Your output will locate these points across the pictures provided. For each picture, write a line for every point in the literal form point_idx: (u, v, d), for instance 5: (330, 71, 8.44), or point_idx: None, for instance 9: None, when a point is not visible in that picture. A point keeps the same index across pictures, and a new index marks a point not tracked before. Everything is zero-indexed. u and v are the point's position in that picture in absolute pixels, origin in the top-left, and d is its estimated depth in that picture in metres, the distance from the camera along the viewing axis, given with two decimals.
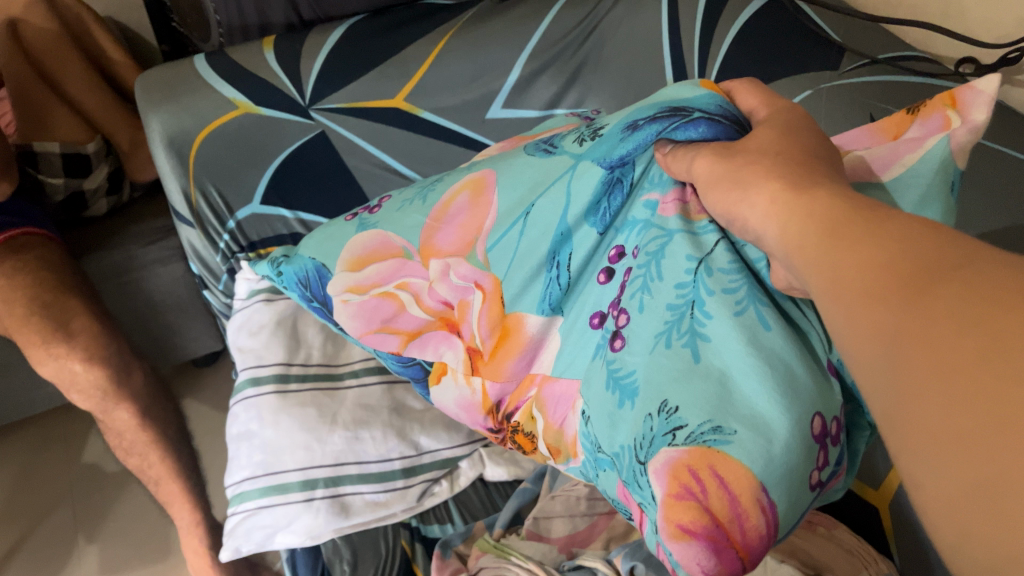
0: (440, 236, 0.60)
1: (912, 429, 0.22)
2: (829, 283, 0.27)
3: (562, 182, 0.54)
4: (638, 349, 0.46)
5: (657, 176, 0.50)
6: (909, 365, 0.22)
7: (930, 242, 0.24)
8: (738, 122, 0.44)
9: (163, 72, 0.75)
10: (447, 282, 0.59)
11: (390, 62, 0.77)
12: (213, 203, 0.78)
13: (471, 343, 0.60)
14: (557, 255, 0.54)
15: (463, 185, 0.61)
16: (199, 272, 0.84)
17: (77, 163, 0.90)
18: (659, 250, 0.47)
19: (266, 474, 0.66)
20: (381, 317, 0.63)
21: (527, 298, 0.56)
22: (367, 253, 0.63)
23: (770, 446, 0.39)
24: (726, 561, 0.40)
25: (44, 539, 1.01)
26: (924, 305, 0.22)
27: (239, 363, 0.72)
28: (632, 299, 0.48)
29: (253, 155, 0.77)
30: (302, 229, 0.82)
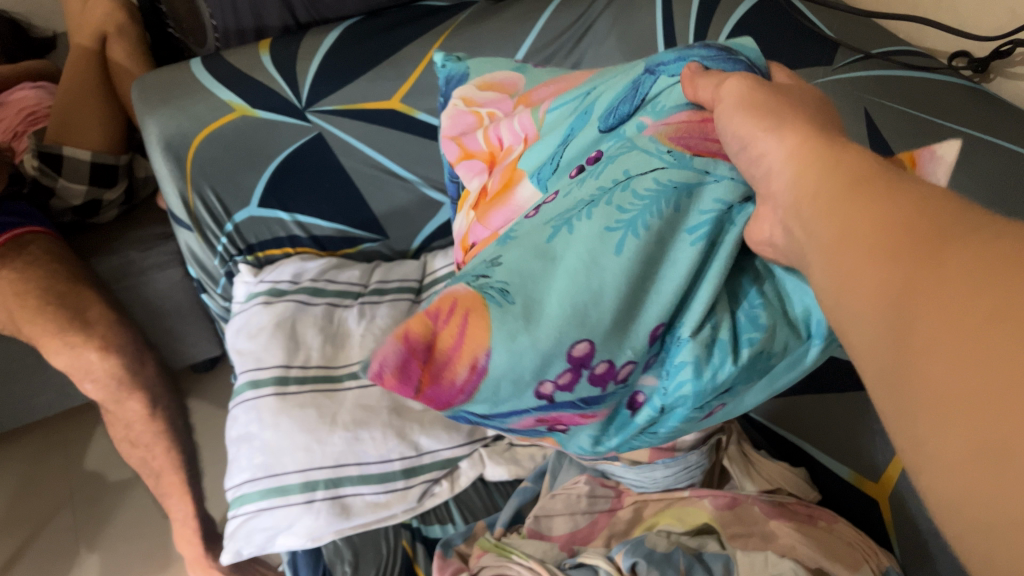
0: (545, 89, 0.58)
1: (915, 393, 0.22)
2: (837, 236, 0.27)
3: (623, 75, 0.51)
4: (540, 218, 0.42)
5: (659, 104, 0.45)
6: (918, 328, 0.22)
7: (944, 207, 0.24)
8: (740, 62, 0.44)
9: (161, 75, 0.75)
10: (509, 128, 0.58)
11: (386, 63, 0.77)
12: (212, 207, 0.78)
13: (485, 185, 0.57)
14: (570, 134, 0.51)
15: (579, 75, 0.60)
16: (197, 276, 0.84)
17: (103, 176, 0.93)
18: (616, 158, 0.42)
19: (266, 476, 0.66)
20: (457, 130, 0.63)
21: (536, 156, 0.52)
22: (496, 81, 0.63)
23: (524, 337, 0.35)
24: (407, 375, 0.33)
25: (47, 545, 1.01)
26: (936, 262, 0.22)
27: (238, 366, 0.73)
28: (572, 184, 0.43)
29: (250, 157, 0.77)
30: (299, 232, 0.84)
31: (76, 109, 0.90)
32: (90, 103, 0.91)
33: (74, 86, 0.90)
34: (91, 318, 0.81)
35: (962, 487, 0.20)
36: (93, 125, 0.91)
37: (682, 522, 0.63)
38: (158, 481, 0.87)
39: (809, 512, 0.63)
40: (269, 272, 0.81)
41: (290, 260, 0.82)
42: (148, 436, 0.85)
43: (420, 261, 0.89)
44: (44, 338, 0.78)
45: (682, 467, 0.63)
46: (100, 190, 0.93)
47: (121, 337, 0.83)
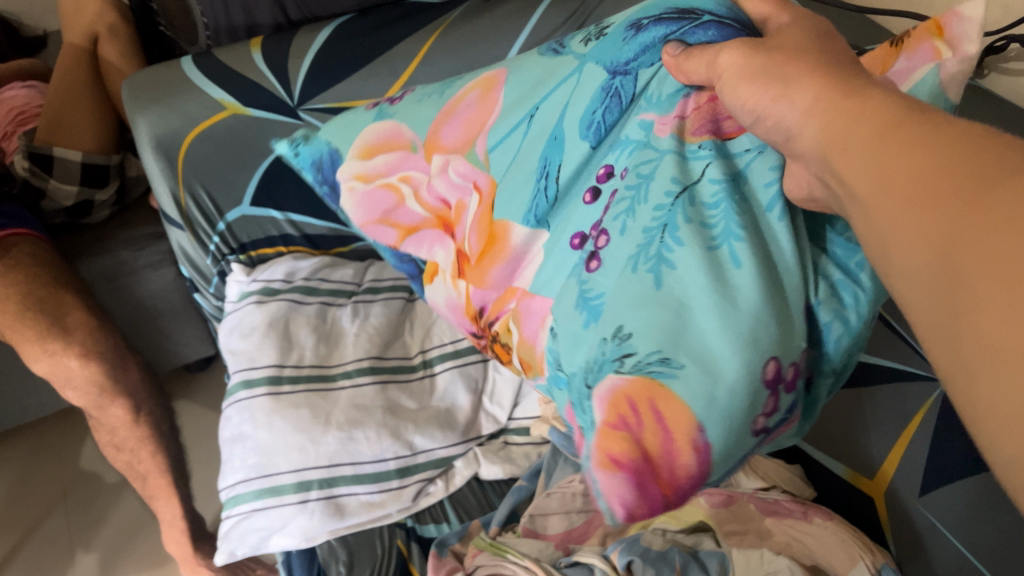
0: (446, 126, 0.56)
1: (973, 344, 0.22)
2: (875, 183, 0.26)
3: (567, 83, 0.50)
4: (610, 271, 0.42)
5: (655, 95, 0.45)
6: (968, 279, 0.22)
7: (987, 146, 0.24)
8: (688, 19, 0.43)
9: (152, 73, 0.74)
10: (448, 183, 0.56)
11: (377, 61, 0.76)
12: (203, 206, 0.78)
13: (461, 247, 0.57)
14: (547, 164, 0.50)
15: (474, 83, 0.56)
16: (189, 275, 0.84)
17: (94, 176, 0.92)
18: (649, 172, 0.43)
19: (260, 476, 0.66)
20: (383, 208, 0.60)
21: (514, 205, 0.52)
22: (377, 141, 0.59)
23: (715, 387, 0.35)
24: (647, 494, 0.38)
25: (40, 546, 1.00)
26: (985, 210, 0.22)
27: (232, 366, 0.72)
28: (619, 203, 0.44)
29: (242, 157, 0.76)
30: (291, 229, 0.84)
31: (67, 111, 0.90)
32: (81, 103, 0.91)
33: (63, 86, 0.90)
34: (71, 324, 0.79)
35: (1020, 443, 0.20)
36: (85, 125, 0.91)
37: (677, 521, 0.64)
38: (145, 484, 0.87)
39: (803, 509, 0.62)
40: (261, 271, 0.81)
41: (283, 260, 0.81)
42: (133, 441, 0.85)
43: None
44: (25, 345, 0.77)
45: None
46: (90, 190, 0.92)
47: (106, 340, 0.83)
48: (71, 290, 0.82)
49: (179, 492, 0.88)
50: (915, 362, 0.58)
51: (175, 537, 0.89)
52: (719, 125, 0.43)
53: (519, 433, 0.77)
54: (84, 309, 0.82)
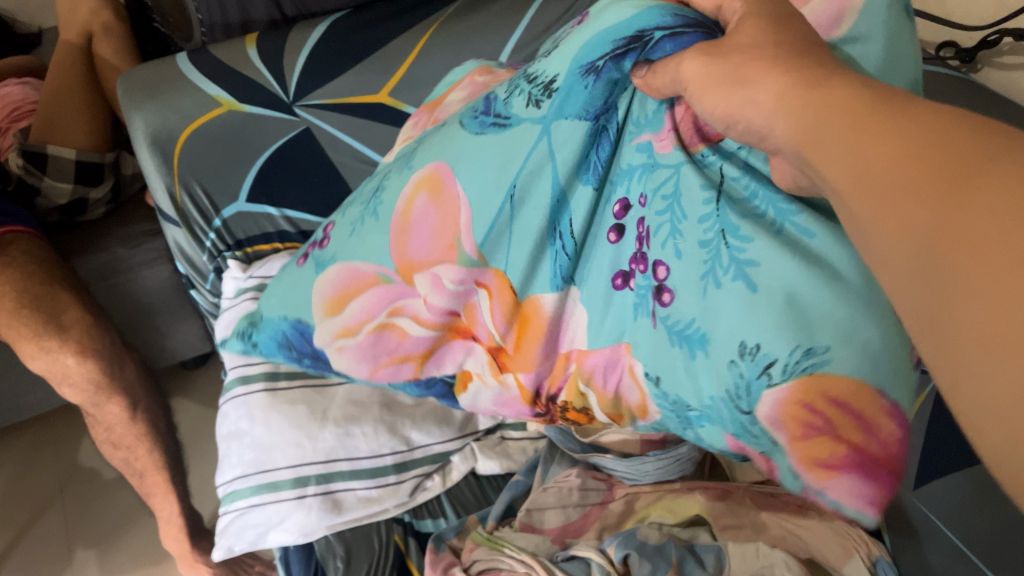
0: (412, 240, 0.53)
1: (957, 338, 0.20)
2: (847, 176, 0.24)
3: (540, 147, 0.47)
4: (690, 298, 0.41)
5: (641, 116, 0.46)
6: (953, 267, 0.20)
7: (963, 132, 0.22)
8: (637, 46, 0.41)
9: (146, 71, 0.75)
10: (446, 293, 0.53)
11: (374, 57, 0.77)
12: (199, 201, 0.77)
13: (491, 342, 0.54)
14: (557, 225, 0.48)
15: (414, 186, 0.53)
16: (186, 271, 0.83)
17: (89, 174, 0.91)
18: (675, 189, 0.43)
19: (257, 472, 0.66)
20: (386, 351, 0.57)
21: (536, 280, 0.50)
22: (340, 292, 0.57)
23: (869, 346, 0.36)
24: (879, 477, 0.39)
25: (37, 543, 1.00)
26: (963, 205, 0.20)
27: (228, 361, 0.72)
28: (655, 223, 0.44)
29: (236, 152, 0.76)
30: (289, 227, 0.80)
31: (61, 108, 0.90)
32: (76, 100, 0.91)
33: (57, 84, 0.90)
34: (66, 322, 0.79)
35: (1005, 440, 0.19)
36: (79, 121, 0.91)
37: (673, 513, 0.64)
38: (143, 480, 0.87)
39: (798, 502, 0.64)
40: (257, 267, 0.78)
41: (279, 254, 0.78)
42: (130, 437, 0.85)
43: None
44: (21, 342, 0.77)
45: (673, 460, 0.65)
46: (85, 188, 0.92)
47: (102, 337, 0.82)
48: (66, 287, 0.83)
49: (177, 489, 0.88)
50: None
51: (173, 534, 0.89)
52: (705, 130, 0.44)
53: (516, 427, 0.77)
54: (79, 306, 0.82)
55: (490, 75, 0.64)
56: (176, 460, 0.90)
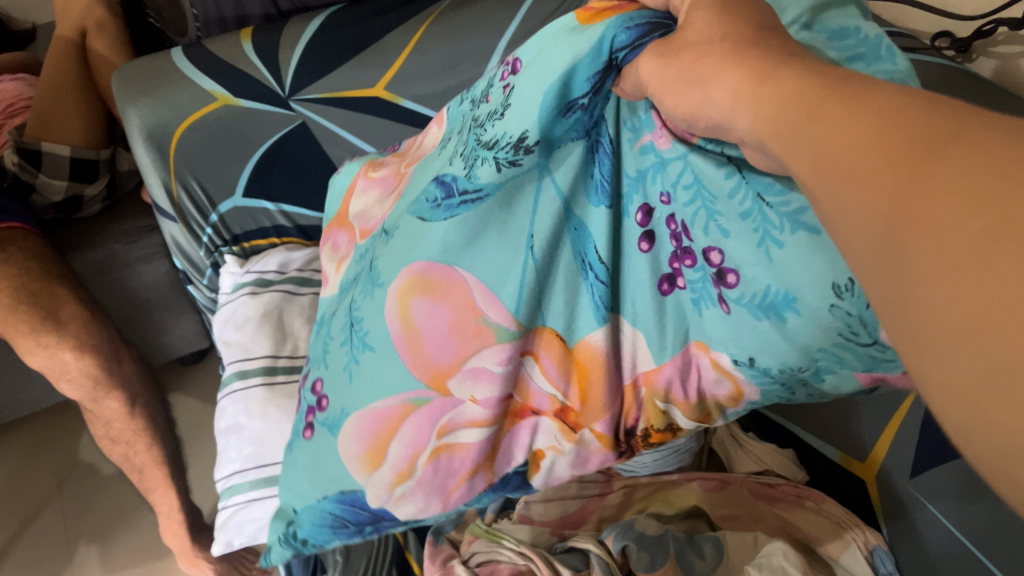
0: (430, 350, 0.43)
1: (915, 325, 0.18)
2: (812, 165, 0.22)
3: (547, 196, 0.40)
4: (756, 269, 0.34)
5: (635, 123, 0.39)
6: (909, 252, 0.18)
7: (920, 109, 0.20)
8: (611, 70, 0.37)
9: (141, 65, 0.75)
10: (495, 381, 0.41)
11: (369, 52, 0.75)
12: (195, 197, 0.78)
13: (553, 407, 0.42)
14: (582, 257, 0.39)
15: (401, 295, 0.44)
16: (183, 267, 0.84)
17: (83, 170, 0.91)
18: (694, 176, 0.35)
19: (256, 466, 0.66)
20: (450, 476, 0.45)
21: (578, 322, 0.40)
22: (372, 444, 0.46)
23: None
24: None
25: (35, 538, 1.01)
26: (920, 184, 0.18)
27: (226, 357, 0.72)
28: (688, 214, 0.36)
29: (232, 148, 0.76)
30: (285, 221, 0.82)
31: (55, 106, 0.90)
32: (71, 96, 0.91)
33: (52, 80, 0.90)
34: (67, 315, 0.79)
35: (965, 438, 0.17)
36: (73, 119, 0.91)
37: (671, 505, 0.65)
38: (143, 476, 0.87)
39: (797, 492, 0.64)
40: (255, 263, 0.80)
41: (276, 250, 0.81)
42: (129, 433, 0.85)
43: None
44: (19, 338, 0.77)
45: (671, 451, 0.63)
46: (80, 185, 0.92)
47: (100, 333, 0.83)
48: (64, 282, 0.83)
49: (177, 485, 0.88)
50: None
51: (173, 529, 0.89)
52: None
53: None
54: (77, 301, 0.82)
55: (385, 167, 0.61)
56: (174, 456, 0.91)
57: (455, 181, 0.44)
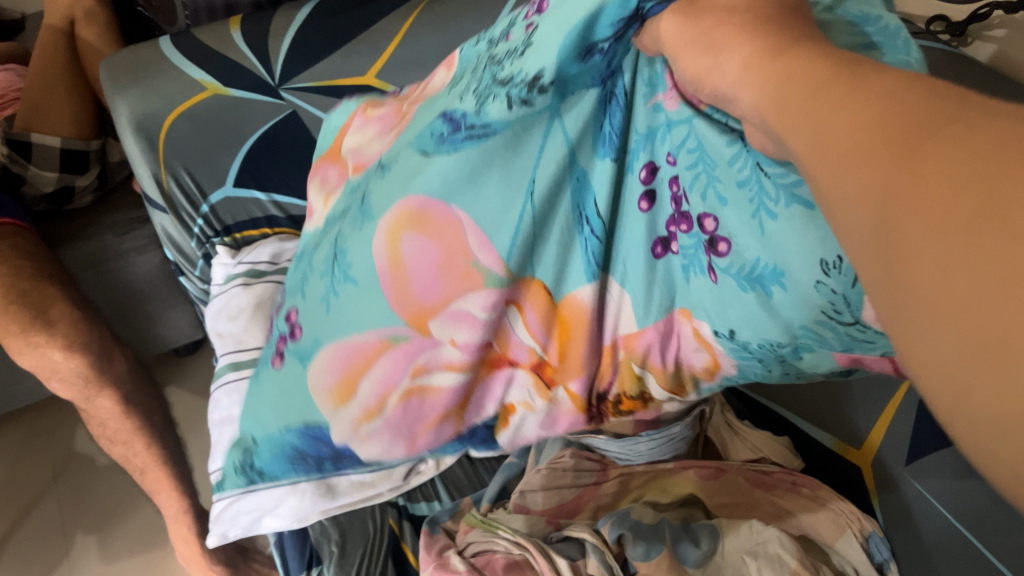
0: (416, 285, 0.44)
1: (905, 306, 0.17)
2: (809, 142, 0.21)
3: (553, 142, 0.39)
4: (747, 243, 0.35)
5: (648, 76, 0.38)
6: (903, 232, 0.18)
7: (922, 94, 0.19)
8: (635, 18, 0.35)
9: (130, 55, 0.74)
10: (477, 326, 0.44)
11: (359, 38, 0.76)
12: (186, 187, 0.75)
13: (532, 360, 0.46)
14: (580, 209, 0.40)
15: (395, 226, 0.44)
16: (174, 258, 0.83)
17: (75, 161, 0.91)
18: (697, 143, 0.36)
19: (250, 459, 0.64)
20: (420, 419, 0.50)
21: (566, 272, 0.42)
22: (343, 376, 0.50)
23: None
24: None
25: (33, 533, 1.00)
26: (916, 163, 0.18)
27: (219, 348, 0.72)
28: (685, 176, 0.37)
29: (224, 136, 0.75)
30: (277, 212, 0.79)
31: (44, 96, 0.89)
32: (60, 85, 0.90)
33: (45, 72, 0.90)
34: (53, 317, 0.78)
35: (956, 427, 0.16)
36: (63, 109, 0.90)
37: (667, 493, 0.65)
38: (144, 476, 0.87)
39: (792, 480, 0.64)
40: (247, 253, 0.78)
41: (268, 240, 0.78)
42: (126, 432, 0.84)
43: None
44: (8, 338, 0.76)
45: (666, 439, 0.63)
46: (72, 176, 0.91)
47: (90, 328, 0.82)
48: (47, 279, 0.82)
49: (182, 488, 0.87)
50: None
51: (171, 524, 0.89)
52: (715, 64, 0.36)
53: None
54: (63, 300, 0.81)
55: (385, 105, 0.57)
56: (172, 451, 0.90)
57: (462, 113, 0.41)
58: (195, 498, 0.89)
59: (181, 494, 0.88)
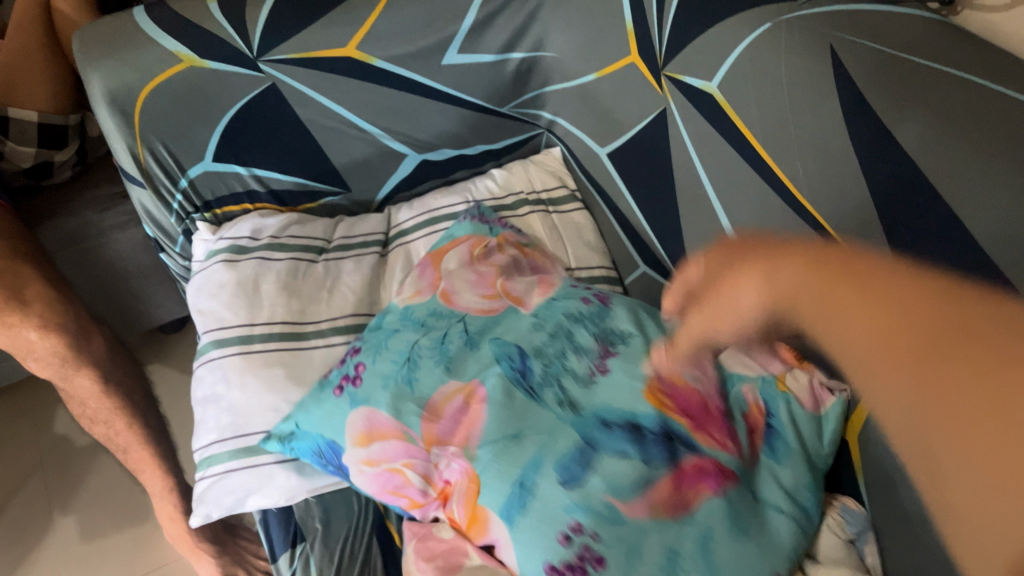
0: (437, 429, 0.58)
1: (939, 477, 0.30)
2: (839, 339, 0.35)
3: (569, 435, 0.55)
4: (624, 565, 0.49)
5: (612, 479, 0.52)
6: (937, 449, 0.30)
7: (953, 304, 0.32)
8: (663, 440, 0.55)
9: (103, 24, 0.71)
10: (450, 458, 0.57)
11: (338, 11, 0.73)
12: (163, 160, 0.76)
13: (451, 518, 0.58)
14: (525, 480, 0.53)
15: (454, 388, 0.60)
16: (153, 234, 0.81)
17: (52, 136, 0.89)
18: (632, 545, 0.49)
19: (234, 437, 0.65)
20: (389, 481, 0.60)
21: (490, 492, 0.54)
22: (369, 431, 0.60)
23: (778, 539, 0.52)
24: None
25: (18, 511, 1.00)
26: (935, 376, 0.30)
27: (201, 326, 0.70)
28: (612, 541, 0.49)
29: (200, 110, 0.74)
30: (256, 185, 0.81)
31: (21, 74, 0.84)
32: (38, 63, 0.85)
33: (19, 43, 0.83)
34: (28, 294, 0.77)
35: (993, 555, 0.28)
36: (41, 86, 0.86)
37: None
38: (127, 456, 0.86)
39: None
40: (228, 229, 0.78)
41: (249, 217, 0.79)
42: (105, 412, 0.83)
43: (384, 214, 0.86)
44: None
45: None
46: (50, 151, 0.90)
47: (65, 308, 0.81)
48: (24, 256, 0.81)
49: (164, 466, 0.87)
50: None
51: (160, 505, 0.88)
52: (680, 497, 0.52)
53: None
54: (38, 279, 0.80)
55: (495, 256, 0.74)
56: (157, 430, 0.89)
57: (528, 373, 0.61)
58: (180, 475, 0.89)
59: (167, 472, 0.87)
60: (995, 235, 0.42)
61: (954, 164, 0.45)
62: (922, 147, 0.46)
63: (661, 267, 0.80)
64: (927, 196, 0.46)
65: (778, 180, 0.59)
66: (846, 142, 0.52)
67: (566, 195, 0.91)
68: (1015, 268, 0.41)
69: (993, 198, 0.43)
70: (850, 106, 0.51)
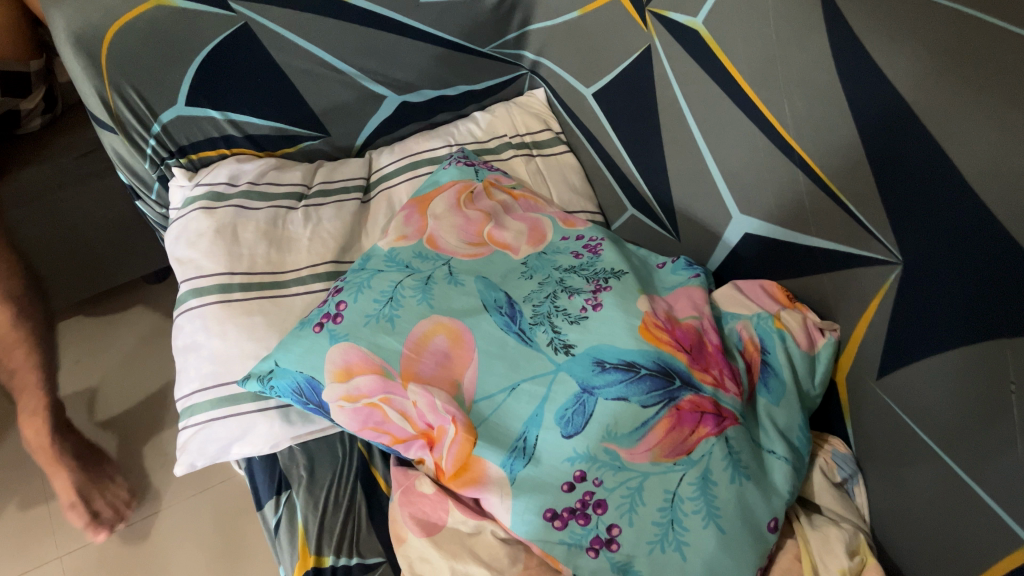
0: (422, 367, 0.57)
1: None
2: None
3: (565, 384, 0.56)
4: (631, 521, 0.51)
5: (617, 433, 0.53)
6: None
7: None
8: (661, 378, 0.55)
9: None
10: (431, 400, 0.55)
11: None
12: (134, 107, 0.73)
13: (438, 462, 0.57)
14: (526, 433, 0.55)
15: (437, 326, 0.59)
16: (128, 181, 0.80)
17: (16, 85, 0.85)
18: (635, 493, 0.52)
19: (216, 385, 0.64)
20: (370, 420, 0.58)
21: (494, 442, 0.55)
22: (348, 366, 0.58)
23: (776, 497, 0.53)
24: None
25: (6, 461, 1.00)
26: None
27: (179, 274, 0.69)
28: (614, 489, 0.52)
29: (171, 53, 0.71)
30: (232, 130, 0.79)
31: None
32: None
33: None
34: None
35: None
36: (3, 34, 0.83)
37: None
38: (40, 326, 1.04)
39: None
40: (204, 176, 0.77)
41: (226, 162, 0.78)
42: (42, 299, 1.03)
43: (364, 158, 0.85)
44: None
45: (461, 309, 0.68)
46: (14, 100, 0.86)
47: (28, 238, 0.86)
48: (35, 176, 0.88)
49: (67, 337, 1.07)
50: (871, 246, 0.52)
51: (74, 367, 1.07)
52: (678, 442, 0.53)
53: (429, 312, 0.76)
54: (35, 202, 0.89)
55: (474, 206, 0.72)
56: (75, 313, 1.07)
57: (523, 315, 0.61)
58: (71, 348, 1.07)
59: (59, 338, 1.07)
60: (983, 170, 0.42)
61: (938, 94, 0.43)
62: (910, 79, 0.45)
63: (646, 208, 0.79)
64: (914, 132, 0.46)
65: (761, 117, 0.58)
66: (833, 77, 0.51)
67: (550, 137, 0.89)
68: (1001, 206, 0.41)
69: (978, 131, 0.41)
70: (835, 37, 0.50)
